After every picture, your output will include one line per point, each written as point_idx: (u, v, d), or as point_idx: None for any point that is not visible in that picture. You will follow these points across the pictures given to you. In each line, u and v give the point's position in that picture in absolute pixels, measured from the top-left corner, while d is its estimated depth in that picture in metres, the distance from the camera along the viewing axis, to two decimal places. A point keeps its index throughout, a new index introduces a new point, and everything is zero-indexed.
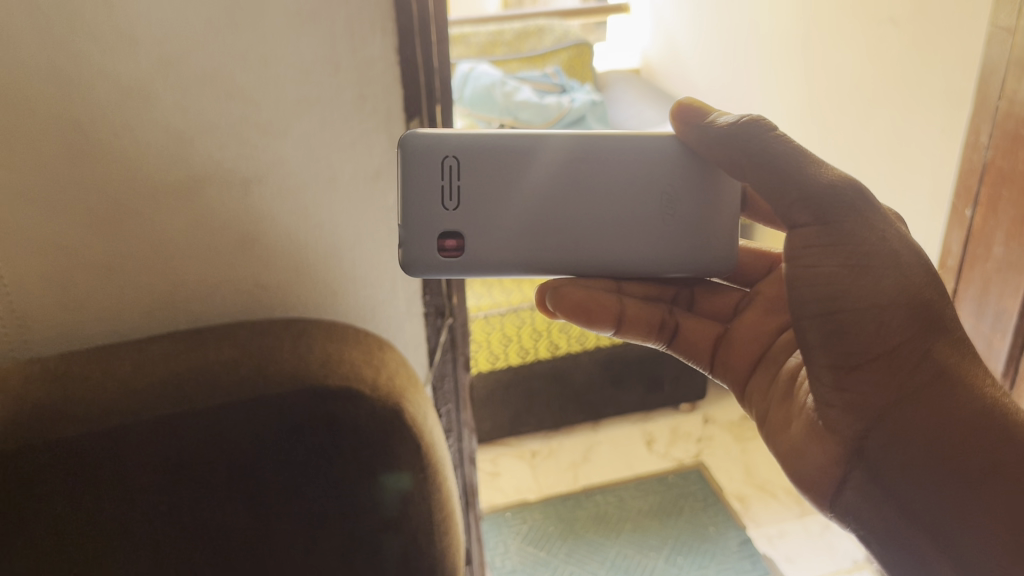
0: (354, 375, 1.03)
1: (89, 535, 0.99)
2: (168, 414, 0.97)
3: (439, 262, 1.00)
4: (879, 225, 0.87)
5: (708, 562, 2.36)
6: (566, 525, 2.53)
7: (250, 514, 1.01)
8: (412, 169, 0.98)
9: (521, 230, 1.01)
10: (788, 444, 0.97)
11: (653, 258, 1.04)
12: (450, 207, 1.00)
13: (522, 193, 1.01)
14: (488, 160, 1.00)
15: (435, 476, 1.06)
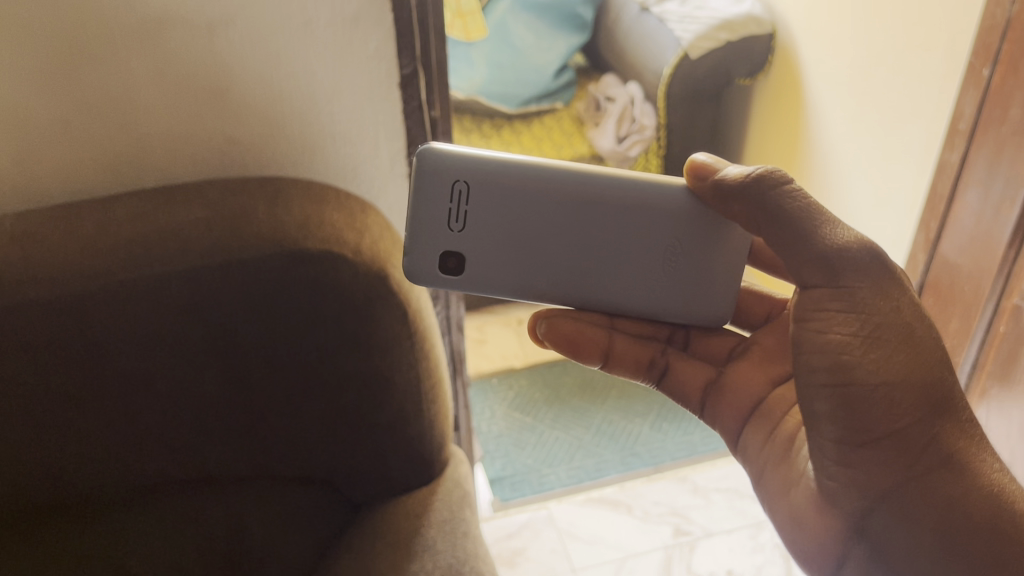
0: (335, 238, 0.97)
1: (62, 405, 0.96)
2: (137, 279, 0.92)
3: (437, 278, 0.91)
4: (893, 295, 0.80)
5: (693, 429, 2.24)
6: (552, 392, 2.43)
7: (228, 380, 0.99)
8: (422, 187, 0.88)
9: (524, 260, 0.92)
10: (788, 512, 0.90)
11: (654, 304, 0.95)
12: (456, 230, 0.90)
13: (529, 222, 0.91)
14: (504, 189, 0.89)
15: (423, 341, 1.04)
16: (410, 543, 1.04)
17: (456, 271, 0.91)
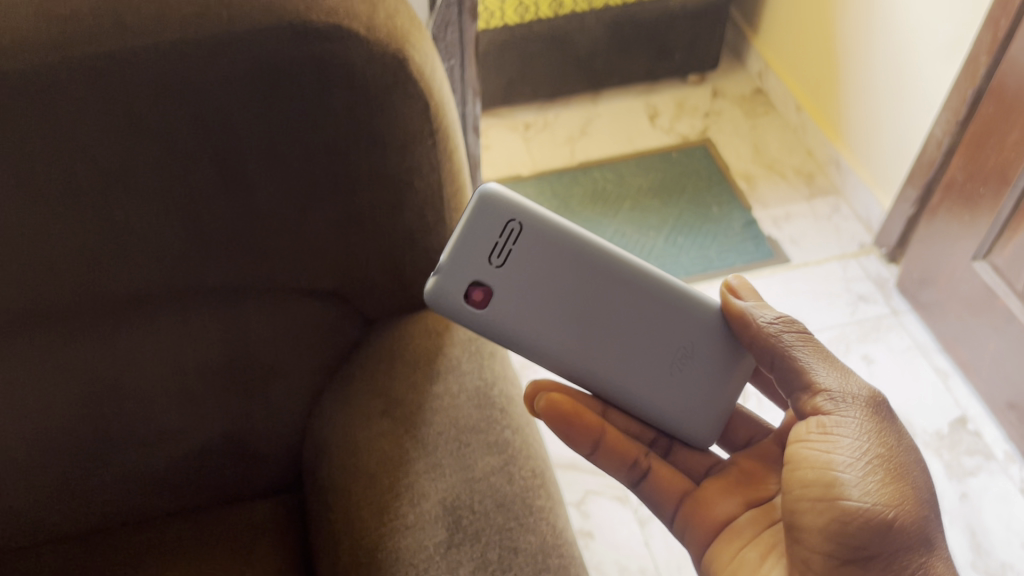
0: (348, 11, 0.79)
1: (27, 201, 0.80)
2: (106, 50, 0.74)
3: (454, 306, 0.80)
4: (895, 435, 0.75)
5: (709, 244, 2.02)
6: (561, 203, 2.14)
7: (221, 179, 0.83)
8: (478, 215, 0.78)
9: (545, 325, 0.81)
10: None
11: (656, 406, 0.85)
12: (496, 267, 0.79)
13: (564, 291, 0.81)
14: (557, 249, 0.80)
15: (445, 141, 0.89)
16: (436, 362, 0.96)
17: (478, 307, 0.80)
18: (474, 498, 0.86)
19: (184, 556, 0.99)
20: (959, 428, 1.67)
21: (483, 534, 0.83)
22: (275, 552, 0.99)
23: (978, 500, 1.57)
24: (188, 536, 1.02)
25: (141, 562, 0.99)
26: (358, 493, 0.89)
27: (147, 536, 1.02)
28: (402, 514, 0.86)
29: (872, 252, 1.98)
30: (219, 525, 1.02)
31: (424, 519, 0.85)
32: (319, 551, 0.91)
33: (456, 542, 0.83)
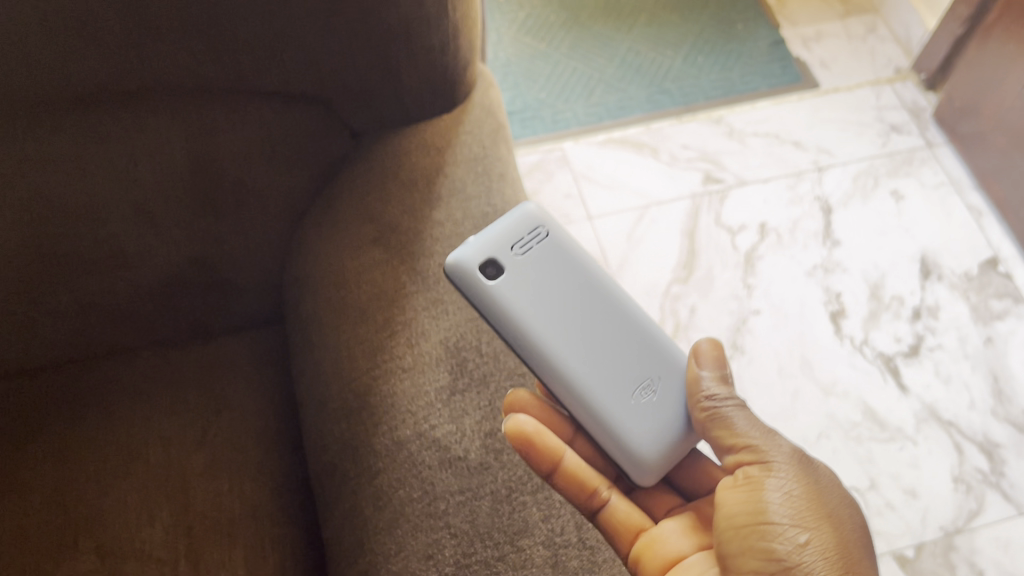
0: None
1: None
2: None
3: (461, 271, 0.71)
4: (843, 514, 0.68)
5: (732, 65, 1.83)
6: (569, 15, 1.92)
7: None
8: (520, 217, 0.75)
9: (553, 330, 0.72)
10: None
11: (615, 426, 0.72)
12: (515, 254, 0.73)
13: (576, 308, 0.75)
14: (578, 276, 0.76)
15: None
16: (436, 186, 0.83)
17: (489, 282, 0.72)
18: (481, 340, 0.76)
19: (153, 395, 0.89)
20: (990, 270, 1.57)
21: (491, 379, 0.74)
22: (257, 394, 0.90)
23: (1003, 345, 1.49)
24: (157, 374, 0.90)
25: (104, 401, 0.88)
26: (348, 331, 0.78)
27: (110, 373, 0.90)
28: (398, 355, 0.75)
29: (909, 78, 1.81)
30: (191, 364, 0.91)
31: (424, 362, 0.75)
32: (303, 394, 0.80)
33: (461, 387, 0.73)
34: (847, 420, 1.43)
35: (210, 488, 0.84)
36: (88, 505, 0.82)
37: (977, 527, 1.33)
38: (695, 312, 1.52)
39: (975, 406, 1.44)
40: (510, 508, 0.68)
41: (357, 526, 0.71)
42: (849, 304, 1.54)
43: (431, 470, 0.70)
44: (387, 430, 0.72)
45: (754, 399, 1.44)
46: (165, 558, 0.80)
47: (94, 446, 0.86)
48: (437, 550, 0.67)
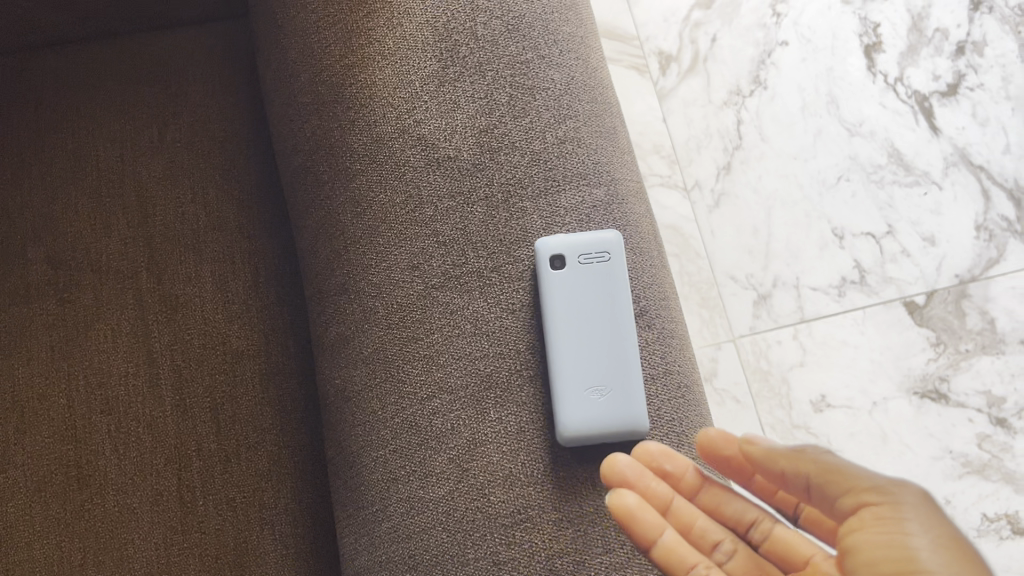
0: None
1: None
2: None
3: (498, 215, 0.58)
4: None
5: None
6: None
7: None
8: (606, 238, 0.56)
9: (565, 340, 0.55)
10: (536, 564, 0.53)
11: (561, 400, 0.54)
12: (574, 259, 0.55)
13: (578, 392, 0.54)
14: (608, 322, 0.57)
15: None
16: None
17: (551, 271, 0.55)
18: (475, 18, 0.61)
19: (100, 88, 0.78)
20: None
21: (488, 68, 0.60)
22: (220, 93, 0.78)
23: None
24: (105, 67, 0.79)
25: (45, 95, 0.78)
26: (316, 12, 0.65)
27: (51, 63, 0.79)
28: (378, 38, 0.62)
29: None
30: (142, 57, 0.79)
31: (407, 46, 0.62)
32: (269, 94, 0.70)
33: (451, 77, 0.61)
34: (870, 163, 1.32)
35: (171, 197, 0.75)
36: (39, 211, 0.75)
37: (993, 277, 1.28)
38: (716, 42, 1.37)
39: (1009, 151, 1.34)
40: (508, 216, 0.58)
41: (333, 231, 0.63)
42: (887, 37, 1.38)
43: (415, 169, 0.60)
44: (362, 124, 0.62)
45: (773, 138, 1.33)
46: (123, 269, 0.74)
47: (37, 144, 0.77)
48: (423, 260, 0.59)
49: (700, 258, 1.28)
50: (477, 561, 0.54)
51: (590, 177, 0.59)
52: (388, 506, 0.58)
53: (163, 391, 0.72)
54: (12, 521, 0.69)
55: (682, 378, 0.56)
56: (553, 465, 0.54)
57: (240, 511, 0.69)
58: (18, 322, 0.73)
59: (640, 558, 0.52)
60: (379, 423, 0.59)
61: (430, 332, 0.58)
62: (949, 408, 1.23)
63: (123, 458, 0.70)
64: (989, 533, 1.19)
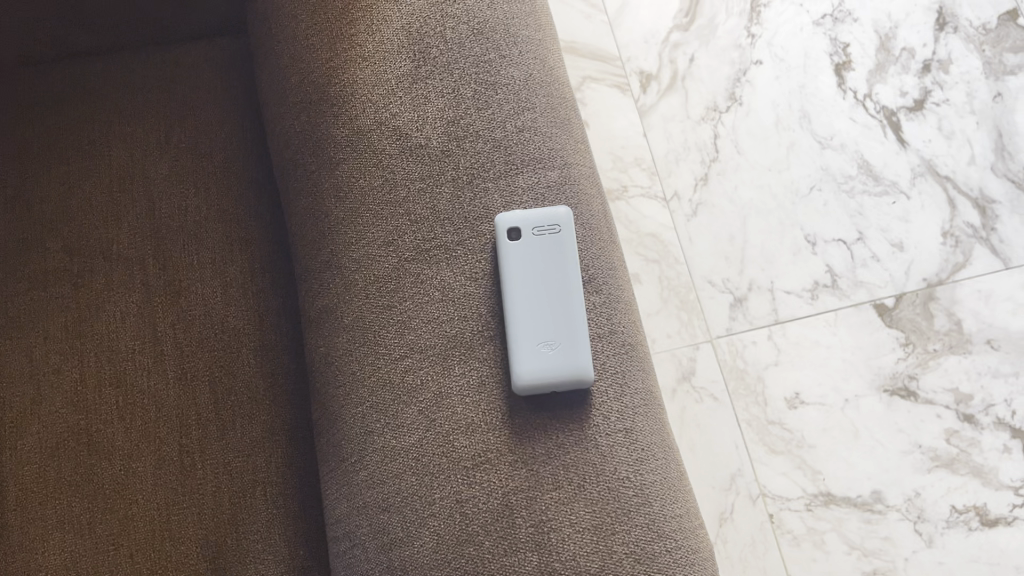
0: None
1: None
2: None
3: (464, 194, 0.66)
4: None
5: None
6: None
7: None
8: (556, 213, 0.64)
9: (521, 302, 0.62)
10: (487, 501, 0.60)
11: (517, 353, 0.61)
12: (528, 230, 0.63)
13: (532, 346, 0.61)
14: (563, 287, 0.64)
15: None
16: None
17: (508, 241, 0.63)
18: (445, 23, 0.69)
19: (113, 95, 0.86)
20: (1009, 23, 1.46)
21: (455, 67, 0.68)
22: (223, 100, 0.86)
23: (1011, 101, 1.42)
24: (118, 77, 0.87)
25: (63, 101, 0.86)
26: (306, 21, 0.73)
27: (69, 73, 0.88)
28: (359, 42, 0.70)
29: None
30: (151, 69, 0.87)
31: (385, 48, 0.69)
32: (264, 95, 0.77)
33: (423, 75, 0.68)
34: (840, 174, 1.39)
35: (176, 192, 0.83)
36: (57, 204, 0.83)
37: (960, 280, 1.34)
38: (694, 61, 1.44)
39: (974, 162, 1.40)
40: (472, 196, 0.65)
41: (319, 215, 0.71)
42: (856, 56, 1.45)
43: (391, 157, 0.68)
44: (345, 118, 0.70)
45: (749, 151, 1.40)
46: (132, 257, 0.81)
47: (54, 145, 0.85)
48: (397, 237, 0.66)
49: (679, 263, 1.35)
50: (441, 499, 0.61)
51: (545, 161, 0.66)
52: (364, 457, 0.65)
53: (166, 366, 0.79)
54: (27, 485, 0.76)
55: (626, 337, 0.63)
56: (509, 412, 0.61)
57: (235, 475, 0.76)
58: (35, 304, 0.80)
59: (585, 494, 0.58)
60: (358, 383, 0.66)
61: (403, 299, 0.65)
62: (918, 404, 1.29)
63: (129, 427, 0.77)
64: (959, 525, 1.24)
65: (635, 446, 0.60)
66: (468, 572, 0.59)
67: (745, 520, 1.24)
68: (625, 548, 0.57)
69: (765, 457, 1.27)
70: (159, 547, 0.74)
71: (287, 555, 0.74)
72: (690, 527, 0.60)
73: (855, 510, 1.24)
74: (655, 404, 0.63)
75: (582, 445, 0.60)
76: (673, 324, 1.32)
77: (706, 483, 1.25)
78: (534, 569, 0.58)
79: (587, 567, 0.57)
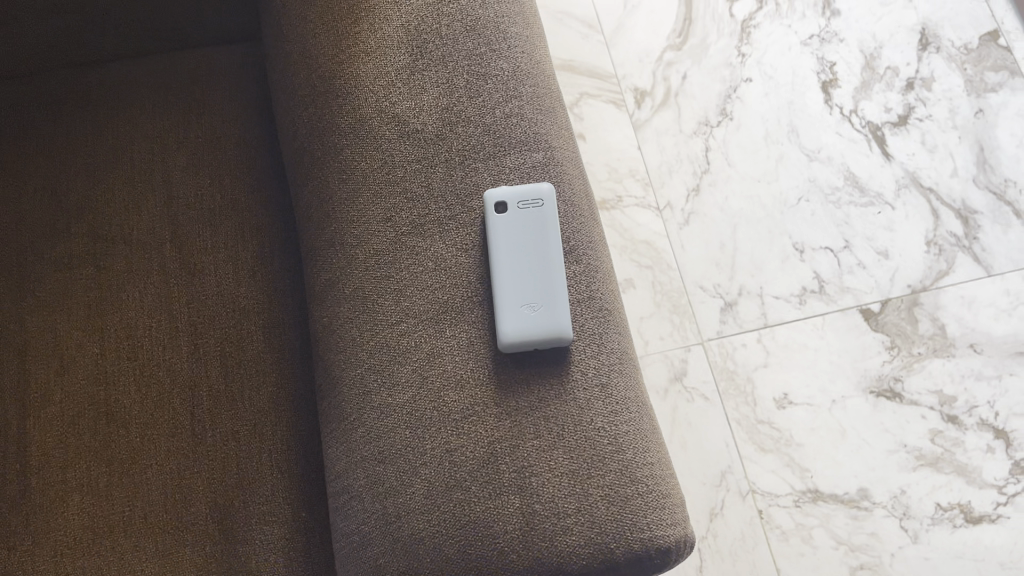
0: None
1: None
2: None
3: (456, 173, 0.72)
4: None
5: None
6: None
7: None
8: (538, 188, 0.70)
9: (506, 270, 0.69)
10: (469, 448, 0.65)
11: (502, 314, 0.67)
12: (513, 203, 0.69)
13: (515, 308, 0.67)
14: (546, 257, 0.70)
15: None
16: None
17: (495, 215, 0.69)
18: (440, 21, 0.76)
19: (137, 96, 0.93)
20: (991, 42, 1.44)
21: (450, 60, 0.74)
22: (238, 100, 0.93)
23: (993, 117, 1.40)
24: (141, 79, 0.94)
25: (91, 101, 0.93)
26: (314, 22, 0.80)
27: (97, 76, 0.95)
28: (362, 39, 0.77)
29: None
30: (172, 72, 0.94)
31: (385, 45, 0.76)
32: (276, 88, 0.83)
33: (420, 68, 0.75)
34: (827, 185, 1.39)
35: (192, 182, 0.89)
36: (82, 194, 0.89)
37: (944, 286, 1.32)
38: (686, 79, 1.46)
39: (957, 174, 1.38)
40: (463, 175, 0.72)
41: (323, 196, 0.77)
42: (842, 74, 1.44)
43: (390, 141, 0.74)
44: (349, 107, 0.76)
45: (738, 163, 1.41)
46: (150, 243, 0.87)
47: (82, 141, 0.92)
48: (394, 213, 0.72)
49: (671, 269, 1.36)
50: (433, 450, 0.66)
51: (530, 144, 0.72)
52: (361, 416, 0.70)
53: (181, 342, 0.84)
54: (49, 450, 0.81)
55: (604, 303, 0.69)
56: (495, 369, 0.66)
57: (242, 442, 0.81)
58: (60, 284, 0.86)
59: (564, 442, 0.64)
60: (356, 347, 0.71)
61: (399, 269, 0.71)
62: (903, 405, 1.27)
63: (145, 398, 0.82)
64: (944, 522, 1.22)
65: (610, 399, 0.65)
66: (455, 515, 0.64)
67: (734, 515, 1.24)
68: (599, 490, 0.63)
69: (755, 455, 1.27)
70: (170, 508, 0.79)
71: (289, 516, 0.79)
72: (661, 475, 0.65)
73: (842, 507, 1.24)
74: (630, 364, 0.68)
75: (562, 399, 0.65)
76: (665, 327, 1.32)
77: (697, 480, 1.26)
78: (516, 511, 0.63)
79: (564, 508, 0.62)
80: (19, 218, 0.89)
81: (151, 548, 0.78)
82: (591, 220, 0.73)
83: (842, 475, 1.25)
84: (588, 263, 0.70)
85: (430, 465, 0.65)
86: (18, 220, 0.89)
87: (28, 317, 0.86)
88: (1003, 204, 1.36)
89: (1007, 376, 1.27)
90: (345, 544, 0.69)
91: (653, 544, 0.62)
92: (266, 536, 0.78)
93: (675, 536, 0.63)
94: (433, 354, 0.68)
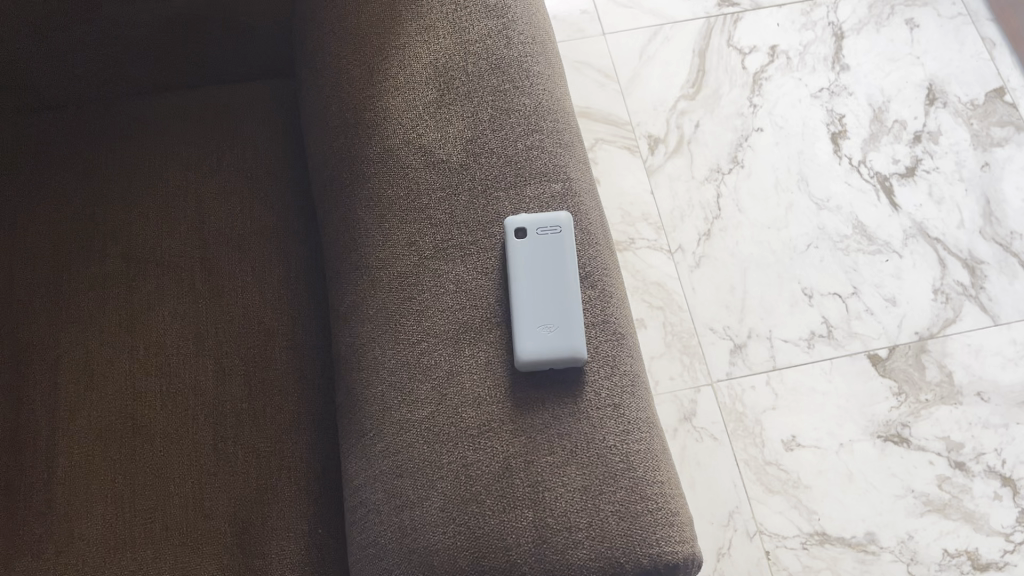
0: None
1: None
2: None
3: (478, 202, 0.75)
4: None
5: None
6: None
7: None
8: (557, 217, 0.74)
9: (523, 295, 0.72)
10: (485, 465, 0.67)
11: (522, 335, 0.70)
12: (532, 230, 0.73)
13: (531, 329, 0.70)
14: (561, 283, 0.73)
15: None
16: None
17: (516, 241, 0.73)
18: (467, 60, 0.80)
19: (172, 127, 0.98)
20: (996, 99, 1.48)
21: (475, 97, 0.78)
22: (266, 133, 0.97)
23: (999, 171, 1.43)
24: (177, 111, 0.99)
25: (128, 130, 0.98)
26: (348, 57, 0.84)
27: (135, 107, 0.99)
28: (392, 76, 0.81)
29: None
30: (204, 104, 0.99)
31: (414, 80, 0.80)
32: (309, 117, 0.88)
33: (447, 102, 0.79)
34: (836, 233, 1.40)
35: (225, 209, 0.93)
36: (118, 216, 0.93)
37: (950, 334, 1.33)
38: (698, 128, 1.47)
39: (963, 226, 1.40)
40: (485, 203, 0.75)
41: (351, 222, 0.80)
42: (851, 126, 1.47)
43: (416, 170, 0.78)
44: (378, 138, 0.80)
45: (750, 210, 1.42)
46: (182, 264, 0.91)
47: (121, 168, 0.96)
48: (419, 237, 0.75)
49: (682, 310, 1.35)
50: (449, 464, 0.68)
51: (549, 175, 0.76)
52: (381, 430, 0.72)
53: (208, 360, 0.87)
54: (75, 463, 0.83)
55: (616, 327, 0.72)
56: (512, 389, 0.69)
57: (263, 458, 0.83)
58: (93, 302, 0.90)
59: (577, 460, 0.66)
60: (378, 365, 0.74)
61: (422, 291, 0.74)
62: (910, 451, 1.26)
63: (172, 413, 0.85)
64: (951, 568, 1.21)
65: (622, 419, 0.68)
66: (470, 528, 0.65)
67: (742, 555, 1.22)
68: (612, 505, 0.65)
69: (762, 496, 1.25)
70: (191, 523, 0.81)
71: (306, 532, 0.81)
72: (671, 493, 0.67)
73: (849, 550, 1.22)
74: (642, 386, 0.71)
75: (576, 418, 0.68)
76: (676, 367, 1.32)
77: (704, 518, 1.24)
78: (529, 523, 0.65)
79: (576, 522, 0.65)
80: (55, 239, 0.93)
81: (171, 561, 0.80)
82: (602, 248, 0.76)
83: (851, 519, 1.23)
84: (599, 290, 0.73)
85: (445, 480, 0.67)
86: (54, 238, 0.93)
87: (58, 332, 0.89)
88: (1009, 255, 1.38)
89: (1015, 424, 1.28)
90: (362, 556, 0.71)
91: (662, 559, 0.64)
92: (283, 552, 0.80)
93: (684, 553, 0.65)
94: (452, 372, 0.71)
